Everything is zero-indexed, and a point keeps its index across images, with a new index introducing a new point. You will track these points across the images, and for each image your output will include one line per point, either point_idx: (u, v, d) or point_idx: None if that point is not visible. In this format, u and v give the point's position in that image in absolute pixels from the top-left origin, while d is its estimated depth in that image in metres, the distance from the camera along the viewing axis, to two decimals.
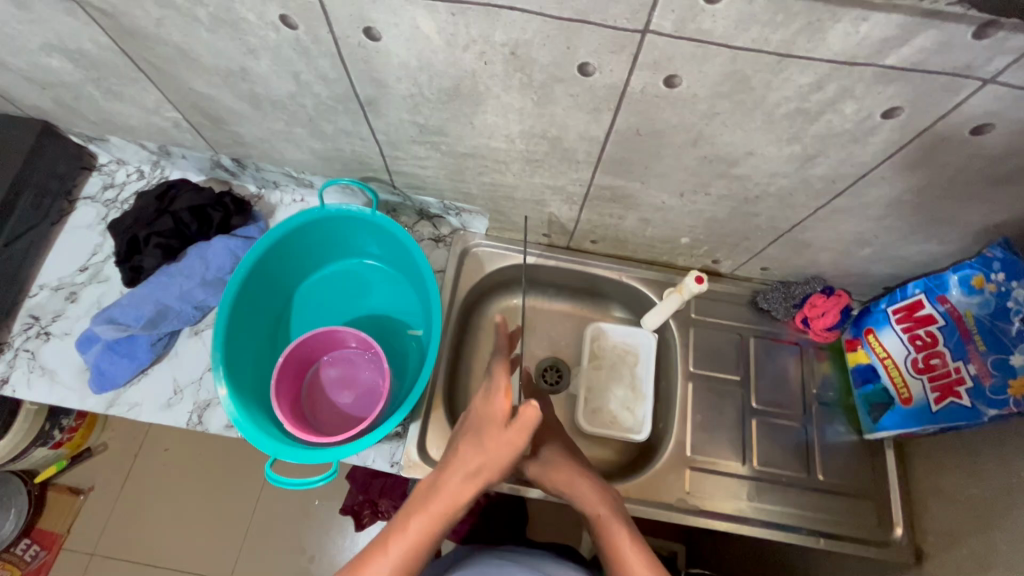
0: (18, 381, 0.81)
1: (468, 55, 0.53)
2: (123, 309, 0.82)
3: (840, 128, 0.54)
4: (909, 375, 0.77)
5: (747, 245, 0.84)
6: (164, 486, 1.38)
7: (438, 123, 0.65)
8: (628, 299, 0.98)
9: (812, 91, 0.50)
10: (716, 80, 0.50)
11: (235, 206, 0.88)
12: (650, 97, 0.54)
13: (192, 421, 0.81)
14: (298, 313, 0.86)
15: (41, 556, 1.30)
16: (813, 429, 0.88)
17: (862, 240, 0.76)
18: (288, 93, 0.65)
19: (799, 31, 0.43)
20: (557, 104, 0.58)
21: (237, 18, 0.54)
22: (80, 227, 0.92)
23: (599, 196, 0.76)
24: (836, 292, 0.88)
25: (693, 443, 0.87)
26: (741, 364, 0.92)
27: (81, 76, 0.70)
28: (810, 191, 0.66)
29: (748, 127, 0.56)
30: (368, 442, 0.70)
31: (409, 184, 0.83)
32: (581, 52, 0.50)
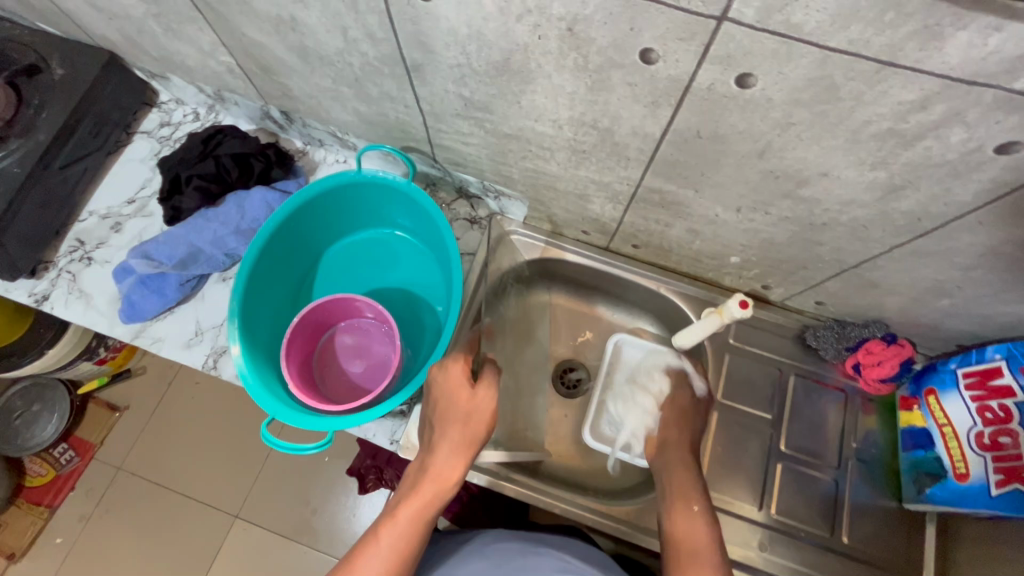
0: (57, 299, 0.85)
1: (522, 27, 0.48)
2: (158, 246, 0.84)
3: (940, 159, 0.46)
4: (971, 450, 0.69)
5: (803, 274, 0.76)
6: (186, 417, 1.44)
7: (484, 99, 0.61)
8: (663, 312, 0.91)
9: (913, 111, 0.42)
10: (797, 85, 0.43)
11: (277, 158, 0.88)
12: (717, 97, 0.48)
13: (207, 364, 0.82)
14: (323, 276, 0.86)
15: (74, 462, 1.39)
16: (845, 485, 0.80)
17: (942, 289, 0.67)
18: (336, 49, 0.63)
19: (910, 36, 0.36)
20: (612, 92, 0.52)
21: None
22: (134, 160, 0.94)
23: (647, 199, 0.70)
24: (898, 341, 0.79)
25: (709, 476, 0.81)
26: (775, 401, 0.85)
27: (144, 9, 0.71)
28: (888, 226, 0.58)
29: (827, 144, 0.49)
30: (368, 418, 0.69)
31: (450, 160, 0.80)
32: (645, 35, 0.44)
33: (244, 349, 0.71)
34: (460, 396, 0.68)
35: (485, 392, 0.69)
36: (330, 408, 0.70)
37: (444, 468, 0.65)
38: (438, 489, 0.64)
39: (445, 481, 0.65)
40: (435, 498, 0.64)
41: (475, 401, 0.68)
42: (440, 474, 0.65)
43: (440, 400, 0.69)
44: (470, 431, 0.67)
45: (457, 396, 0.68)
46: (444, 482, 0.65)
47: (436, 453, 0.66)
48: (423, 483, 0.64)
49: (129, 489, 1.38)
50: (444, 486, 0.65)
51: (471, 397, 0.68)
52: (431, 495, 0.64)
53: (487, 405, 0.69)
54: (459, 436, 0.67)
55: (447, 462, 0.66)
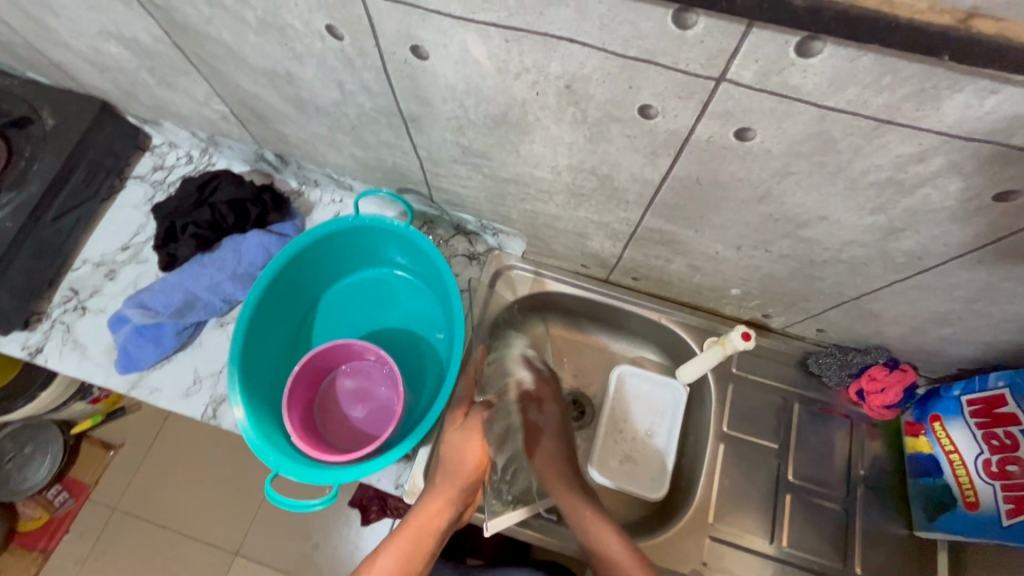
0: (51, 351, 0.84)
1: (520, 84, 0.48)
2: (154, 295, 0.83)
3: (939, 205, 0.47)
4: (980, 477, 0.69)
5: (804, 305, 0.76)
6: (183, 456, 1.41)
7: (482, 147, 0.61)
8: (665, 341, 0.91)
9: (911, 163, 0.43)
10: (796, 139, 0.44)
11: (273, 202, 0.87)
12: (717, 148, 0.48)
13: (206, 414, 0.81)
14: (322, 318, 0.85)
15: (68, 504, 1.36)
16: (855, 513, 0.80)
17: (943, 318, 0.67)
18: (332, 101, 0.62)
19: (908, 97, 0.37)
20: (611, 142, 0.52)
21: (284, 24, 0.51)
22: (128, 206, 0.93)
23: (646, 238, 0.70)
24: (900, 366, 0.79)
25: (718, 510, 0.80)
26: (781, 430, 0.84)
27: (137, 63, 0.70)
28: (889, 264, 0.58)
29: (826, 190, 0.49)
30: (371, 468, 0.68)
31: (448, 200, 0.80)
32: (644, 93, 0.44)
33: (245, 404, 0.70)
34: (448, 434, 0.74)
35: (474, 438, 0.73)
36: (335, 458, 0.69)
37: (432, 502, 0.69)
38: (421, 521, 0.67)
39: (430, 516, 0.68)
40: (421, 533, 0.67)
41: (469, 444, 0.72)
42: (426, 509, 0.68)
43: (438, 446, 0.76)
44: (453, 468, 0.71)
45: (452, 442, 0.73)
46: (428, 515, 0.68)
47: (427, 494, 0.70)
48: (412, 518, 0.68)
49: (125, 531, 1.35)
50: (430, 521, 0.67)
51: (465, 440, 0.72)
52: (415, 526, 0.67)
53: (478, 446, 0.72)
54: (445, 474, 0.71)
55: (434, 497, 0.69)
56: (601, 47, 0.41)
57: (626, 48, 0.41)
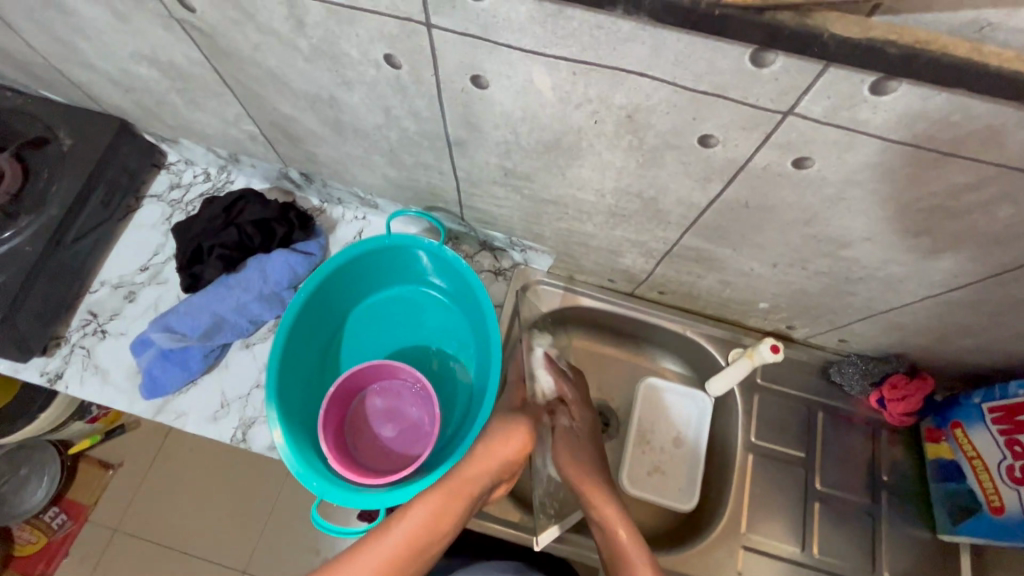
0: (72, 377, 0.82)
1: (580, 113, 0.49)
2: (179, 318, 0.81)
3: (985, 228, 0.49)
4: (1005, 483, 0.69)
5: (830, 317, 0.78)
6: (189, 473, 1.38)
7: (527, 171, 0.62)
8: (689, 353, 0.93)
9: (965, 191, 0.44)
10: (855, 168, 0.45)
11: (299, 221, 0.87)
12: (772, 175, 0.49)
13: (236, 437, 0.80)
14: (350, 337, 0.84)
15: (67, 526, 1.32)
16: (881, 519, 0.82)
17: (968, 330, 0.69)
18: (374, 124, 0.62)
19: (976, 132, 0.38)
20: (663, 168, 0.53)
21: (339, 52, 0.51)
22: (144, 225, 0.91)
23: (681, 255, 0.71)
24: (920, 375, 0.82)
25: (750, 520, 0.82)
26: (806, 439, 0.86)
27: (167, 84, 0.69)
28: (924, 282, 0.60)
29: (874, 215, 0.51)
30: (414, 492, 0.69)
31: (478, 218, 0.80)
32: (708, 124, 0.45)
33: (284, 430, 0.70)
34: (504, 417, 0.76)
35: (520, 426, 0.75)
36: (374, 482, 0.69)
37: (471, 472, 0.68)
38: (461, 485, 0.66)
39: (466, 486, 0.67)
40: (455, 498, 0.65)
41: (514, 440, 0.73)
42: (465, 477, 0.67)
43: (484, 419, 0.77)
44: (501, 443, 0.72)
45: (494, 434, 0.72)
46: (467, 480, 0.67)
47: (465, 460, 0.69)
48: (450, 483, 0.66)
49: (129, 553, 1.32)
50: (466, 489, 0.66)
51: (511, 436, 0.73)
52: (453, 488, 0.66)
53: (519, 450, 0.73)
54: (493, 444, 0.71)
55: (472, 469, 0.68)
56: (671, 81, 0.42)
57: (697, 83, 0.41)
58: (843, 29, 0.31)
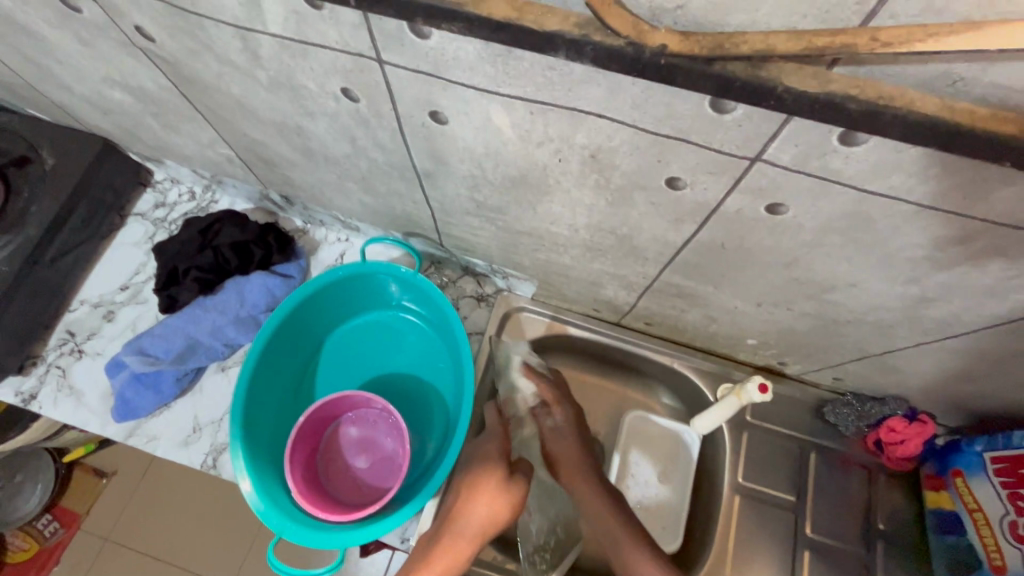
0: (46, 397, 0.81)
1: (542, 151, 0.47)
2: (153, 340, 0.81)
3: (977, 280, 0.45)
4: (1007, 540, 0.65)
5: (822, 356, 0.74)
6: (182, 488, 1.30)
7: (498, 203, 0.59)
8: (677, 386, 0.89)
9: (952, 244, 0.41)
10: (831, 216, 0.42)
11: (277, 243, 0.85)
12: (745, 219, 0.46)
13: (206, 464, 0.78)
14: (327, 362, 0.83)
15: (59, 534, 1.26)
16: (877, 570, 0.77)
17: (967, 377, 0.65)
18: (343, 153, 0.61)
19: (956, 187, 0.35)
20: (633, 207, 0.51)
21: (298, 84, 0.50)
22: (127, 244, 0.91)
23: (662, 290, 0.68)
24: (919, 417, 0.77)
25: (735, 565, 0.78)
26: (797, 481, 0.82)
27: (141, 108, 0.69)
28: (916, 328, 0.57)
29: (857, 262, 0.48)
30: (375, 532, 0.66)
31: (457, 245, 0.78)
32: (674, 167, 0.43)
33: (249, 471, 0.69)
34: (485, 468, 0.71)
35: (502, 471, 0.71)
36: (336, 518, 0.67)
37: (461, 544, 0.66)
38: (451, 558, 0.65)
39: (457, 559, 0.65)
40: (447, 572, 0.64)
41: (497, 498, 0.69)
42: (454, 549, 0.65)
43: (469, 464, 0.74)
44: (486, 498, 0.69)
45: (475, 492, 0.69)
46: (459, 552, 0.65)
47: (455, 522, 0.67)
48: (439, 558, 0.64)
49: (119, 566, 1.25)
50: (457, 561, 0.65)
51: (492, 496, 0.69)
52: (444, 564, 0.64)
53: (509, 502, 0.70)
54: (479, 500, 0.69)
55: (461, 540, 0.66)
56: (631, 123, 0.40)
57: (658, 127, 0.39)
58: (799, 83, 0.29)
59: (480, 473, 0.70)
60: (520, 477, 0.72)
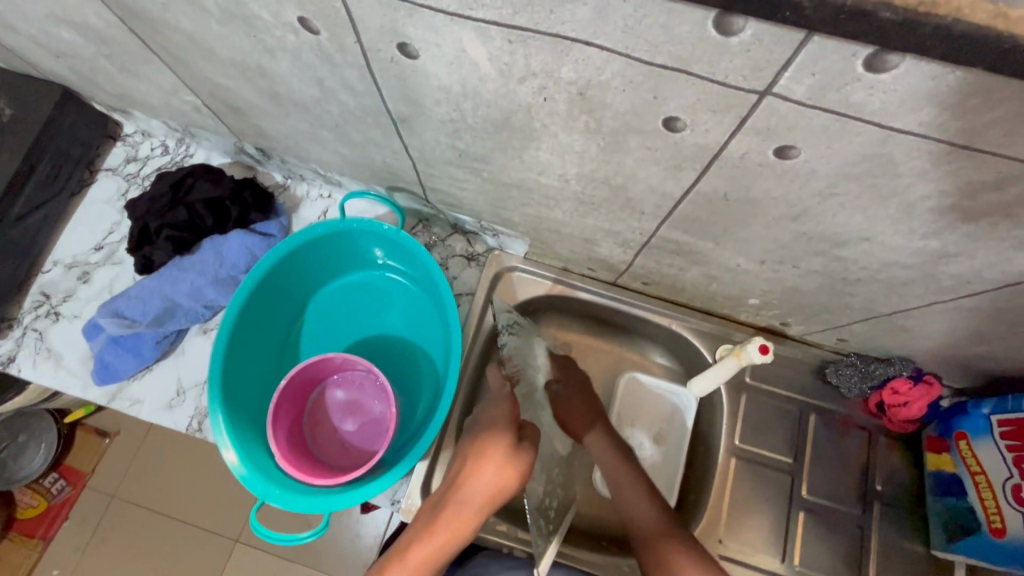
0: (25, 360, 0.79)
1: (524, 88, 0.41)
2: (129, 303, 0.78)
3: (1003, 233, 0.41)
4: (1009, 504, 0.63)
5: (827, 317, 0.70)
6: (181, 447, 1.26)
7: (481, 152, 0.54)
8: (675, 348, 0.86)
9: (983, 191, 0.37)
10: (849, 160, 0.38)
11: (255, 200, 0.81)
12: (751, 165, 0.42)
13: (191, 427, 0.76)
14: (312, 325, 0.80)
15: (67, 491, 1.23)
16: (872, 530, 0.76)
17: (981, 338, 0.62)
18: (312, 97, 0.55)
19: (999, 120, 0.30)
20: (627, 153, 0.46)
21: (249, 13, 0.44)
22: (100, 201, 0.87)
23: (661, 247, 0.64)
24: (925, 379, 0.75)
25: (728, 527, 0.77)
26: (795, 444, 0.80)
27: (93, 49, 0.63)
28: (932, 286, 0.53)
29: (874, 213, 0.43)
30: (360, 496, 0.64)
31: (444, 200, 0.73)
32: (671, 104, 0.38)
33: (232, 440, 0.67)
34: (492, 438, 0.65)
35: (507, 437, 0.65)
36: (321, 482, 0.65)
37: (464, 513, 0.63)
38: (453, 531, 0.63)
39: (460, 532, 0.63)
40: (451, 540, 0.63)
41: (504, 467, 0.64)
42: (457, 518, 0.63)
43: (477, 427, 0.68)
44: (494, 471, 0.63)
45: (481, 461, 0.64)
46: (461, 525, 0.63)
47: (459, 494, 0.64)
48: (444, 526, 0.62)
49: (128, 520, 1.22)
50: (462, 529, 0.63)
51: (499, 464, 0.63)
52: (446, 537, 0.62)
53: (519, 471, 0.64)
54: (484, 472, 0.63)
55: (466, 510, 0.63)
56: (623, 52, 0.34)
57: (653, 55, 0.34)
58: None
59: (487, 439, 0.65)
60: (530, 444, 0.66)
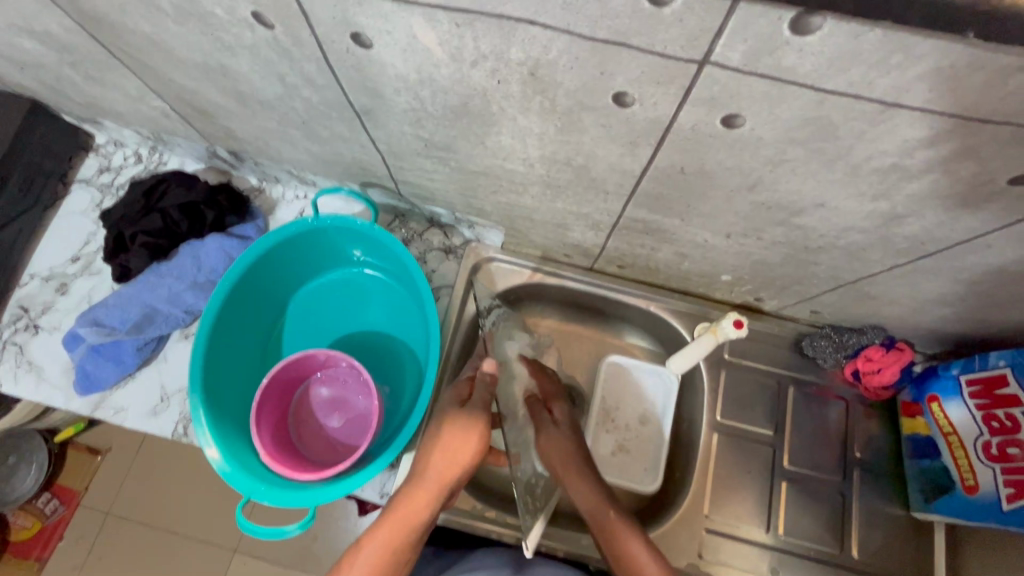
0: (5, 375, 0.78)
1: (477, 72, 0.42)
2: (108, 311, 0.78)
3: (947, 190, 0.42)
4: (979, 461, 0.66)
5: (798, 289, 0.72)
6: (173, 458, 1.26)
7: (446, 140, 0.55)
8: (655, 329, 0.87)
9: (919, 148, 0.38)
10: (791, 125, 0.39)
11: (230, 203, 0.81)
12: (702, 136, 0.43)
13: (176, 432, 0.76)
14: (294, 325, 0.80)
15: (60, 510, 1.22)
16: (853, 496, 0.77)
17: (943, 300, 0.63)
18: (276, 94, 0.56)
19: (922, 76, 0.32)
20: (584, 132, 0.47)
21: (204, 11, 0.45)
22: (75, 213, 0.87)
23: (630, 227, 0.65)
24: (897, 345, 0.76)
25: (713, 502, 0.78)
26: (775, 417, 0.81)
27: (56, 58, 0.63)
28: (890, 249, 0.54)
29: (824, 178, 0.45)
30: (347, 488, 0.65)
31: (416, 194, 0.74)
32: (618, 79, 0.39)
33: (216, 439, 0.67)
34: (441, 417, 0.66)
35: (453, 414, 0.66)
36: (306, 476, 0.65)
37: (418, 493, 0.61)
38: (407, 513, 0.60)
39: (415, 512, 0.60)
40: (406, 524, 0.60)
41: (451, 440, 0.64)
42: (410, 498, 0.61)
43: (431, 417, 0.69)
44: (443, 445, 0.64)
45: (433, 439, 0.65)
46: (416, 506, 0.61)
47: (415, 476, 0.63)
48: (397, 508, 0.61)
49: (123, 534, 1.22)
50: (417, 511, 0.61)
51: (448, 438, 0.64)
52: (399, 518, 0.60)
53: (467, 444, 0.64)
54: (434, 448, 0.64)
55: (420, 489, 0.62)
56: (565, 29, 0.35)
57: (594, 30, 0.35)
58: None
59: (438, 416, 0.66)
60: (477, 411, 0.66)
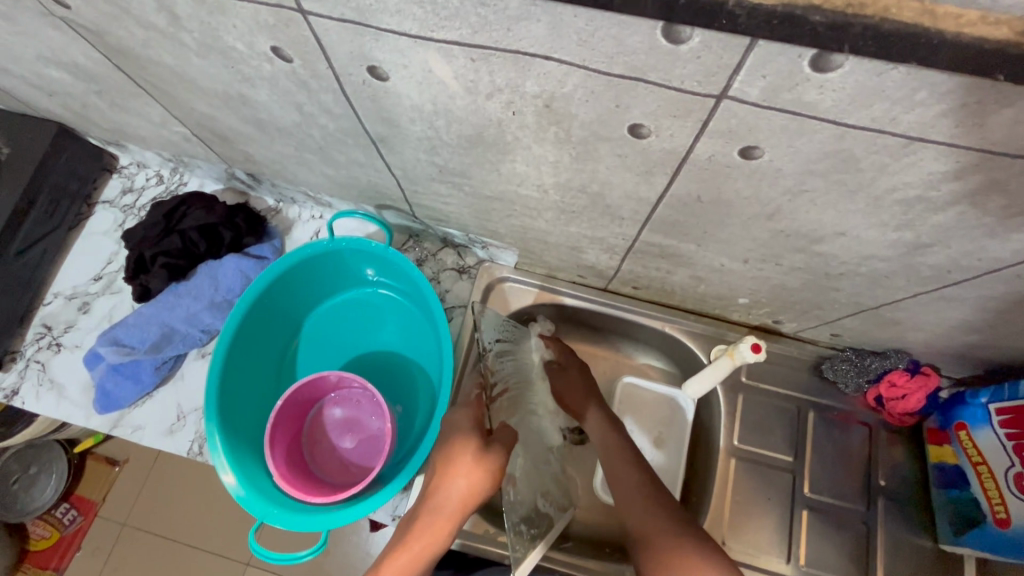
0: (28, 393, 0.80)
1: (493, 104, 0.43)
2: (128, 330, 0.79)
3: (973, 222, 0.41)
4: (1011, 493, 0.62)
5: (817, 312, 0.70)
6: (188, 473, 1.27)
7: (460, 166, 0.55)
8: (671, 351, 0.86)
9: (945, 181, 0.37)
10: (812, 157, 0.38)
11: (247, 224, 0.82)
12: (719, 167, 0.42)
13: (192, 450, 0.77)
14: (308, 345, 0.81)
15: (77, 521, 1.23)
16: (877, 525, 0.75)
17: (969, 327, 0.62)
18: (294, 122, 0.57)
19: (947, 113, 0.31)
20: (599, 161, 0.47)
21: (226, 46, 0.46)
22: (97, 233, 0.89)
23: (645, 250, 0.65)
24: (922, 370, 0.74)
25: (732, 529, 0.76)
26: (795, 442, 0.79)
27: (83, 87, 0.65)
28: (913, 277, 0.53)
29: (845, 208, 0.44)
30: (359, 513, 0.64)
31: (431, 216, 0.74)
32: (634, 112, 0.39)
33: (230, 462, 0.68)
34: (460, 447, 0.61)
35: (471, 444, 0.61)
36: (318, 499, 0.65)
37: (437, 525, 0.60)
38: (427, 544, 0.60)
39: (436, 540, 0.60)
40: (426, 554, 0.60)
41: (472, 470, 0.61)
42: (430, 529, 0.60)
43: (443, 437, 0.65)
44: (461, 473, 0.61)
45: (450, 466, 0.61)
46: (437, 535, 0.60)
47: (433, 504, 0.61)
48: (415, 538, 0.59)
49: (138, 548, 1.22)
50: (435, 540, 0.60)
51: (469, 469, 0.60)
52: (417, 552, 0.59)
53: (487, 474, 0.60)
54: (452, 473, 0.61)
55: (438, 520, 0.61)
56: (581, 64, 0.35)
57: (610, 66, 0.35)
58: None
59: (454, 446, 0.62)
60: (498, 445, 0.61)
